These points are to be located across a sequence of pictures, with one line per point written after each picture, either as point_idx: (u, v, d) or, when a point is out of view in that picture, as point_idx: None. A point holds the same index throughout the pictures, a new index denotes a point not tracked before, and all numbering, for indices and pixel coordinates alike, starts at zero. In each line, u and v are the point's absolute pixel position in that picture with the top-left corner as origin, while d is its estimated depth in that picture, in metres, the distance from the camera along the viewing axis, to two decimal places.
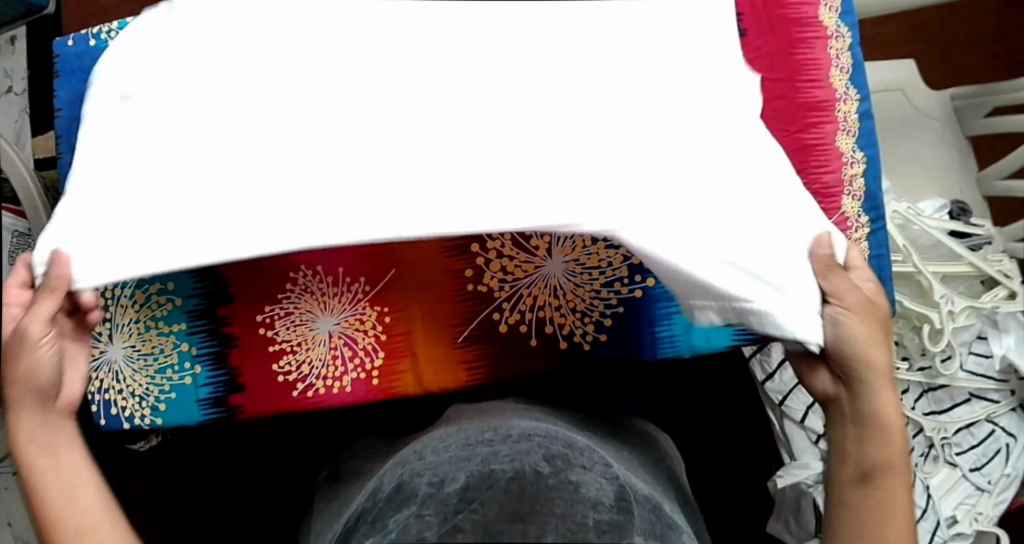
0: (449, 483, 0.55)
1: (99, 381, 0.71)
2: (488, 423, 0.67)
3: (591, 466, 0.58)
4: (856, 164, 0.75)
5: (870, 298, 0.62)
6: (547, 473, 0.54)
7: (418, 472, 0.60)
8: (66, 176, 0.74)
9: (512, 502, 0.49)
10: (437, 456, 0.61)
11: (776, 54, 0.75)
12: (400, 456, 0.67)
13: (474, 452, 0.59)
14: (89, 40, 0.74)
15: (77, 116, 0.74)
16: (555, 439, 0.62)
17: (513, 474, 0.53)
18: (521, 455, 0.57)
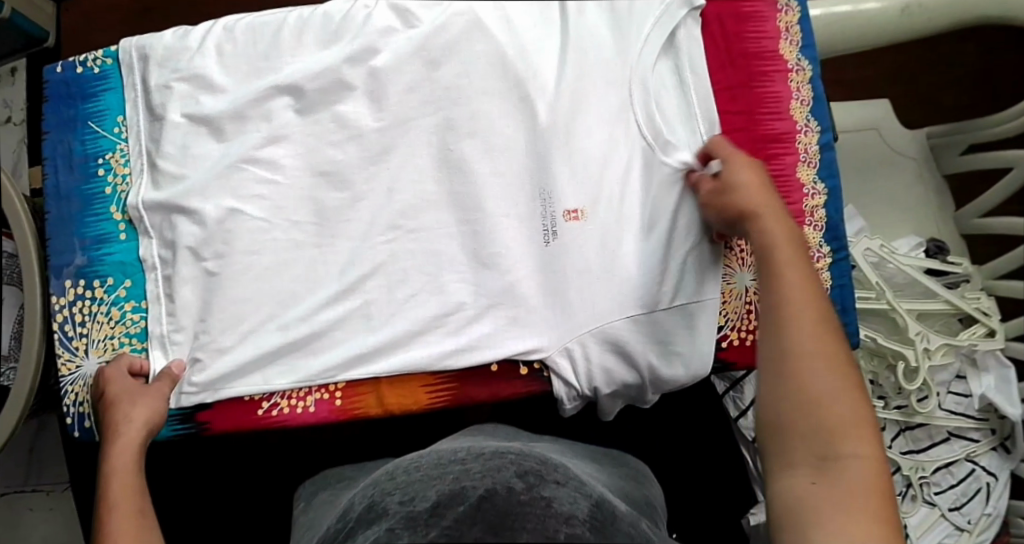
0: (422, 500, 0.58)
1: (75, 394, 0.75)
2: (458, 445, 0.68)
3: (564, 481, 0.61)
4: (817, 196, 0.77)
5: (765, 203, 0.66)
6: (520, 489, 0.57)
7: (389, 491, 0.63)
8: (50, 196, 0.77)
9: (484, 519, 0.52)
10: (410, 473, 0.64)
11: (737, 88, 0.77)
12: (382, 472, 0.69)
13: (447, 469, 0.61)
14: (76, 67, 0.78)
15: (63, 139, 0.77)
16: (529, 456, 0.65)
17: (484, 492, 0.56)
18: (495, 471, 0.60)
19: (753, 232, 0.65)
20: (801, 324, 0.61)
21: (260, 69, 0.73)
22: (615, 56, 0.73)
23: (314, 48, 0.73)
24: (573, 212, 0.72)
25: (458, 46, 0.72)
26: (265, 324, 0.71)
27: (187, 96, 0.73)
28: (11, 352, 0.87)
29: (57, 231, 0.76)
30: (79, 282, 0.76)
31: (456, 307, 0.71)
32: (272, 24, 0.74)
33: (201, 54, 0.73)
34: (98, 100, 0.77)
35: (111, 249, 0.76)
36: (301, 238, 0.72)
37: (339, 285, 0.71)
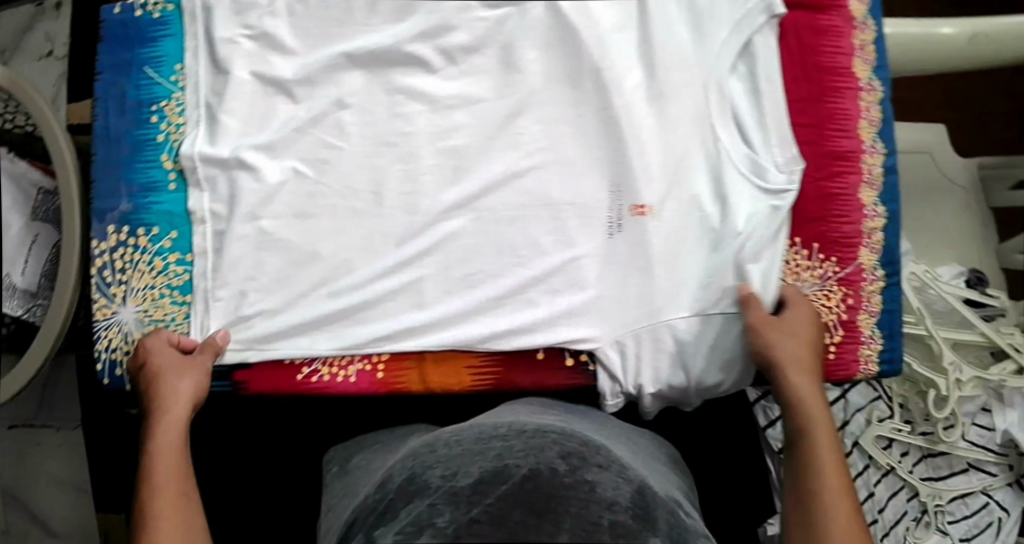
0: (464, 476, 0.56)
1: (108, 340, 0.74)
2: (500, 421, 0.66)
3: (607, 465, 0.61)
4: (876, 219, 0.76)
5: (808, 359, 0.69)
6: (564, 471, 0.56)
7: (431, 465, 0.60)
8: (99, 138, 0.75)
9: (528, 498, 0.51)
10: (450, 449, 0.62)
11: (807, 101, 0.75)
12: (415, 447, 0.67)
13: (488, 445, 0.59)
14: (136, 10, 0.76)
15: (116, 82, 0.75)
16: (570, 436, 0.64)
17: (528, 471, 0.55)
18: (537, 450, 0.58)
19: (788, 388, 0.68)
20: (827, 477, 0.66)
21: (331, 34, 0.71)
22: (697, 55, 0.71)
23: (388, 16, 0.71)
24: (640, 208, 0.70)
25: (535, 32, 0.70)
26: (314, 291, 0.71)
27: (254, 54, 0.71)
28: (41, 289, 0.88)
29: (104, 175, 0.75)
30: (123, 229, 0.74)
31: (507, 293, 0.70)
32: None
33: (270, 12, 0.71)
34: (155, 45, 0.75)
35: (159, 199, 0.74)
36: (358, 206, 0.71)
37: (394, 259, 0.70)
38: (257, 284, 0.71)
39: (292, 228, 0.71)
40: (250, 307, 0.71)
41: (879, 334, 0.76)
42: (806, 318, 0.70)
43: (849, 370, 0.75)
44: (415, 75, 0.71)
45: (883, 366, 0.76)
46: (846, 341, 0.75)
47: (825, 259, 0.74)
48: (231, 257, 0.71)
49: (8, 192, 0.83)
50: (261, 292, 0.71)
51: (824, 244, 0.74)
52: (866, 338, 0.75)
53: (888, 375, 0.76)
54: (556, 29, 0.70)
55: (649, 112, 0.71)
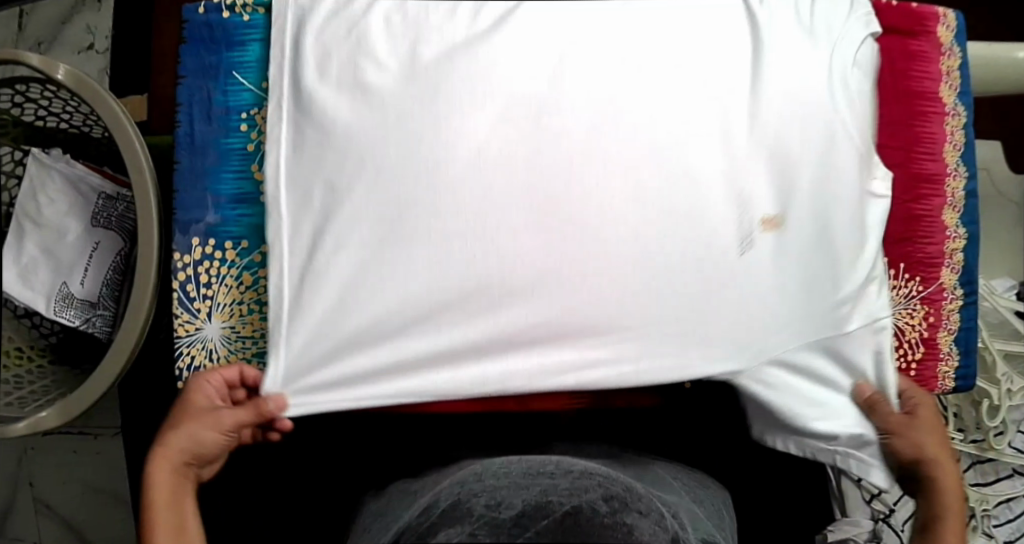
0: (507, 507, 0.56)
1: (190, 358, 0.72)
2: (549, 459, 0.67)
3: (647, 512, 0.60)
4: (958, 239, 0.78)
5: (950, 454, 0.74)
6: (604, 512, 0.56)
7: (476, 493, 0.59)
8: (182, 145, 0.72)
9: (565, 532, 0.52)
10: (498, 479, 0.62)
11: (897, 124, 0.77)
12: (461, 476, 0.67)
13: (533, 482, 0.60)
14: (223, 11, 0.74)
15: (202, 87, 0.73)
16: (614, 481, 0.64)
17: (569, 508, 0.55)
18: (580, 490, 0.59)
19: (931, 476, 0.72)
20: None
21: (432, 50, 0.69)
22: None
23: (491, 33, 0.70)
24: (771, 219, 0.68)
25: None
26: (427, 291, 0.67)
27: (352, 65, 0.69)
28: (102, 299, 0.85)
29: (188, 184, 0.72)
30: (207, 241, 0.72)
31: (607, 304, 0.67)
32: (449, 9, 0.71)
33: (367, 22, 0.70)
34: (244, 50, 0.73)
35: (248, 211, 0.72)
36: (460, 206, 0.67)
37: (512, 260, 0.67)
38: (355, 286, 0.68)
39: (393, 216, 0.67)
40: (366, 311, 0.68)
41: (956, 351, 0.78)
42: (934, 413, 0.74)
43: (927, 385, 0.77)
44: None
45: (958, 382, 0.78)
46: (926, 358, 0.77)
47: (910, 278, 0.77)
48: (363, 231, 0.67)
49: (62, 192, 0.85)
50: (365, 292, 0.67)
51: (909, 264, 0.77)
52: (944, 355, 0.77)
53: (963, 390, 0.78)
54: None
55: None
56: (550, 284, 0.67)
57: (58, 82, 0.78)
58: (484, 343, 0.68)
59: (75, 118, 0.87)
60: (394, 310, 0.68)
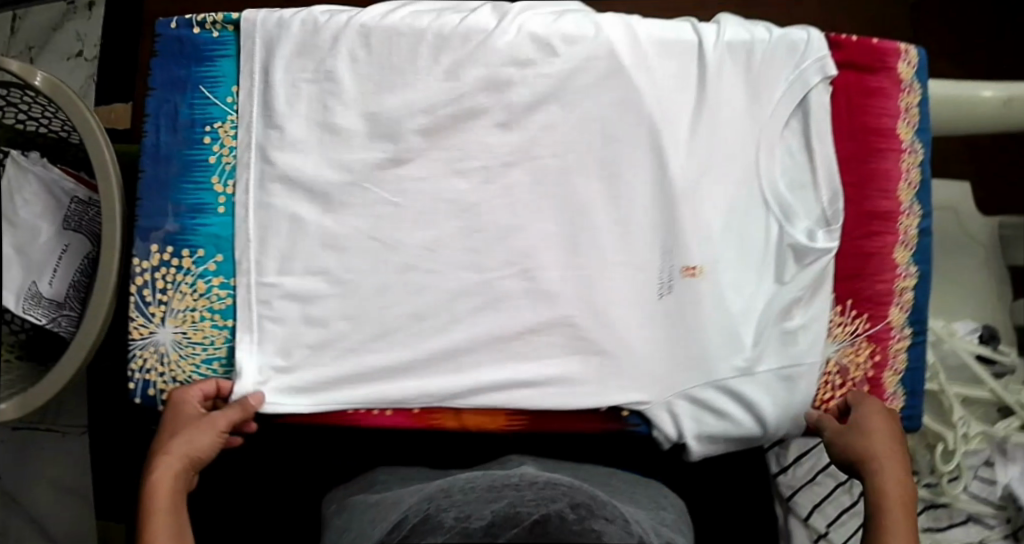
0: (476, 520, 0.53)
1: (142, 360, 0.74)
2: (514, 473, 0.65)
3: (613, 519, 0.57)
4: (909, 278, 0.78)
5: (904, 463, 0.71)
6: (572, 518, 0.53)
7: (445, 508, 0.58)
8: (148, 155, 0.75)
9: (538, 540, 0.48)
10: (466, 495, 0.60)
11: (851, 160, 0.78)
12: (428, 492, 0.65)
13: (500, 494, 0.57)
14: (193, 27, 0.76)
15: (170, 99, 0.75)
16: (579, 489, 0.61)
17: (538, 516, 0.52)
18: (548, 500, 0.55)
19: (874, 482, 0.70)
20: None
21: (393, 84, 0.72)
22: (739, 123, 0.74)
23: (453, 74, 0.72)
24: (692, 268, 0.73)
25: (588, 86, 0.72)
26: (372, 320, 0.72)
27: (316, 100, 0.72)
28: (69, 299, 0.88)
29: (151, 193, 0.75)
30: (165, 248, 0.74)
31: (538, 340, 0.72)
32: (411, 37, 0.72)
33: (334, 56, 0.72)
34: (212, 65, 0.75)
35: (206, 221, 0.74)
36: (412, 245, 0.72)
37: (452, 295, 0.72)
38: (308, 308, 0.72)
39: (349, 245, 0.73)
40: (318, 332, 0.72)
41: (902, 391, 0.78)
42: (883, 415, 0.73)
43: None
44: (475, 121, 0.72)
45: (903, 422, 0.78)
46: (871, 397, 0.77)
47: (858, 314, 0.77)
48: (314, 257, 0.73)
49: (37, 196, 0.87)
50: (318, 314, 0.72)
51: (857, 300, 0.77)
52: (889, 395, 0.77)
53: (908, 430, 0.78)
54: (610, 79, 0.72)
55: (694, 165, 0.73)
56: (486, 320, 0.72)
57: (36, 88, 0.80)
58: (425, 362, 0.72)
59: (51, 123, 0.90)
60: (339, 334, 0.72)
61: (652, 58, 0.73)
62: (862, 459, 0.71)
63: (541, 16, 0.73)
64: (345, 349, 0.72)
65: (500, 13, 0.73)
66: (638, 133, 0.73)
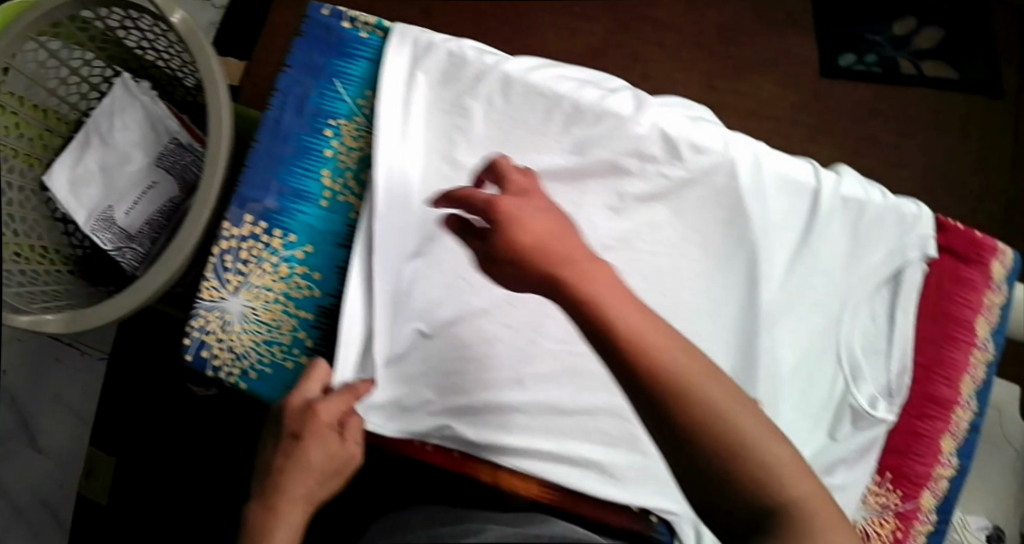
0: None
1: (205, 321, 0.74)
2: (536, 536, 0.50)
3: None
4: (947, 468, 0.79)
5: (567, 279, 0.53)
6: None
7: None
8: (267, 128, 0.75)
9: None
10: None
11: (924, 341, 0.78)
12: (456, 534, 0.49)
13: None
14: (343, 20, 0.76)
15: (302, 82, 0.76)
16: None
17: None
18: None
19: (696, 394, 0.50)
20: (796, 493, 0.50)
21: (520, 138, 0.73)
22: (835, 273, 0.75)
23: (581, 148, 0.73)
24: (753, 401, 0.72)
25: (703, 198, 0.73)
26: (440, 356, 0.72)
27: (448, 130, 0.74)
28: (139, 235, 0.88)
29: (259, 165, 0.75)
30: (259, 222, 0.75)
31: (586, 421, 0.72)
32: (547, 99, 0.73)
33: (473, 95, 0.74)
34: (352, 62, 0.75)
35: (305, 210, 0.74)
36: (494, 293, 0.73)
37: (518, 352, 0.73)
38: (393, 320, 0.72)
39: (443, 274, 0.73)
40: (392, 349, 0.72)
41: None
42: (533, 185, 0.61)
43: None
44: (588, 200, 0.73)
45: None
46: None
47: (891, 489, 0.78)
48: (410, 283, 0.73)
49: (137, 123, 0.89)
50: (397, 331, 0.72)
51: (895, 475, 0.78)
52: None
53: None
54: (722, 195, 0.73)
55: (781, 297, 0.74)
56: (546, 388, 0.72)
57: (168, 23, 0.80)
58: (473, 407, 0.71)
59: (155, 49, 0.88)
60: (410, 363, 0.72)
61: (766, 188, 0.73)
62: (607, 337, 0.52)
63: (676, 119, 0.73)
64: (410, 376, 0.71)
65: (639, 102, 0.74)
66: (738, 255, 0.73)
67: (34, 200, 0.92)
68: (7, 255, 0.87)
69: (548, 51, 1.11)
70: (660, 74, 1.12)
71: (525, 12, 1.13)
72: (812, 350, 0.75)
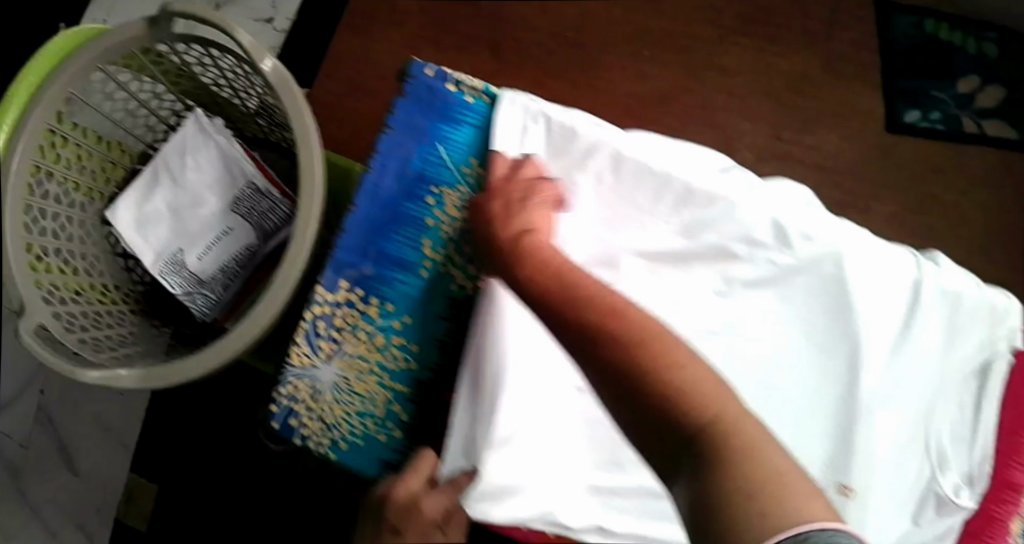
0: None
1: (294, 387, 0.71)
2: None
3: None
4: None
5: (538, 271, 0.63)
6: None
7: None
8: (365, 192, 0.73)
9: None
10: None
11: (1013, 428, 0.76)
12: None
13: None
14: (449, 83, 0.73)
15: (403, 145, 0.73)
16: None
17: None
18: None
19: (662, 363, 0.56)
20: (755, 463, 0.53)
21: (628, 218, 0.73)
22: (929, 363, 0.75)
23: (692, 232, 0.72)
24: (847, 489, 0.71)
25: (810, 285, 0.73)
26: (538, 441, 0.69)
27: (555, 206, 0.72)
28: (211, 280, 0.86)
29: (355, 230, 0.72)
30: (354, 291, 0.72)
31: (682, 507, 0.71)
32: (660, 180, 0.72)
33: (583, 174, 0.73)
34: (457, 128, 0.73)
35: (404, 279, 0.72)
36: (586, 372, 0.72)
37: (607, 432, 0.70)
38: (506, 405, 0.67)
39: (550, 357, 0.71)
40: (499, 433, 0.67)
41: None
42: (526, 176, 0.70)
43: None
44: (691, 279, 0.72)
45: None
46: None
47: None
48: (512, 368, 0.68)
49: (211, 162, 0.86)
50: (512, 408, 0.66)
51: None
52: None
53: None
54: (827, 283, 0.72)
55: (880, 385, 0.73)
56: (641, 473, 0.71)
57: (258, 70, 0.76)
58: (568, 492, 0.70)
59: (231, 87, 0.86)
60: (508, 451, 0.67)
61: (869, 277, 0.72)
62: (579, 310, 0.59)
63: (785, 206, 0.73)
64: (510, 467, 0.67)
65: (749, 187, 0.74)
66: (839, 343, 0.73)
67: (93, 234, 0.88)
68: (68, 294, 0.82)
69: (619, 95, 1.14)
70: (727, 123, 1.13)
71: (599, 53, 1.14)
72: (905, 438, 0.74)
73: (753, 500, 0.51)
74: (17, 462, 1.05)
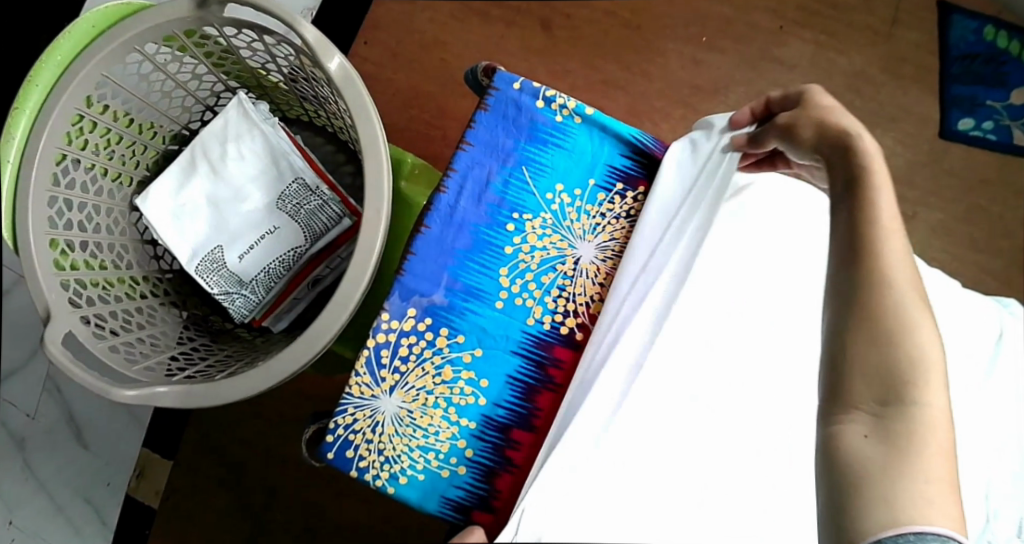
0: None
1: (354, 419, 0.66)
2: None
3: None
4: None
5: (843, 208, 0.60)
6: None
7: None
8: (440, 213, 0.69)
9: None
10: None
11: None
12: None
13: None
14: (538, 100, 0.70)
15: (485, 164, 0.69)
16: None
17: None
18: None
19: (917, 329, 0.57)
20: (941, 454, 0.55)
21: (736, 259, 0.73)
22: (1002, 413, 0.74)
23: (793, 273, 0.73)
24: None
25: None
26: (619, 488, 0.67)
27: None
28: (252, 281, 0.80)
29: (427, 254, 0.68)
30: (423, 318, 0.67)
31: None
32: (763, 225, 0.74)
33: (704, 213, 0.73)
34: (543, 149, 0.70)
35: (478, 308, 0.68)
36: (771, 395, 0.70)
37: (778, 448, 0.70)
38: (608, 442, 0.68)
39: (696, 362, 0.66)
40: None
41: None
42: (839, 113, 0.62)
43: None
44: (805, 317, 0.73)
45: None
46: None
47: None
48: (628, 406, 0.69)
49: (255, 153, 0.80)
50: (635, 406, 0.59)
51: None
52: None
53: None
54: None
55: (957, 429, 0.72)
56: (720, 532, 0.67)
57: (322, 69, 0.69)
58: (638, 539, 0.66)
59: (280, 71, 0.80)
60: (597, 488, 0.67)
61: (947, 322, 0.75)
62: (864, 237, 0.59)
63: None
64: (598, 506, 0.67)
65: None
66: None
67: (122, 222, 0.81)
68: (95, 290, 0.75)
69: (672, 82, 1.08)
70: None
71: (655, 38, 1.09)
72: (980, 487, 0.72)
73: (925, 483, 0.54)
74: (23, 432, 0.98)
